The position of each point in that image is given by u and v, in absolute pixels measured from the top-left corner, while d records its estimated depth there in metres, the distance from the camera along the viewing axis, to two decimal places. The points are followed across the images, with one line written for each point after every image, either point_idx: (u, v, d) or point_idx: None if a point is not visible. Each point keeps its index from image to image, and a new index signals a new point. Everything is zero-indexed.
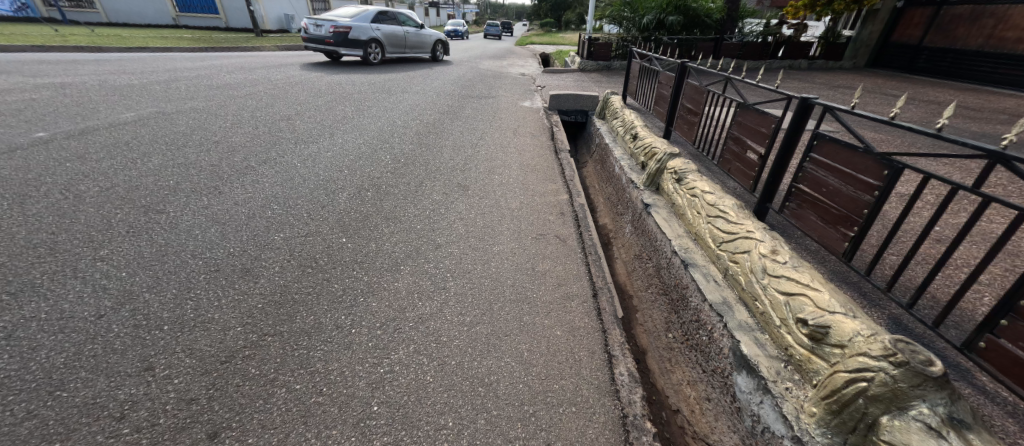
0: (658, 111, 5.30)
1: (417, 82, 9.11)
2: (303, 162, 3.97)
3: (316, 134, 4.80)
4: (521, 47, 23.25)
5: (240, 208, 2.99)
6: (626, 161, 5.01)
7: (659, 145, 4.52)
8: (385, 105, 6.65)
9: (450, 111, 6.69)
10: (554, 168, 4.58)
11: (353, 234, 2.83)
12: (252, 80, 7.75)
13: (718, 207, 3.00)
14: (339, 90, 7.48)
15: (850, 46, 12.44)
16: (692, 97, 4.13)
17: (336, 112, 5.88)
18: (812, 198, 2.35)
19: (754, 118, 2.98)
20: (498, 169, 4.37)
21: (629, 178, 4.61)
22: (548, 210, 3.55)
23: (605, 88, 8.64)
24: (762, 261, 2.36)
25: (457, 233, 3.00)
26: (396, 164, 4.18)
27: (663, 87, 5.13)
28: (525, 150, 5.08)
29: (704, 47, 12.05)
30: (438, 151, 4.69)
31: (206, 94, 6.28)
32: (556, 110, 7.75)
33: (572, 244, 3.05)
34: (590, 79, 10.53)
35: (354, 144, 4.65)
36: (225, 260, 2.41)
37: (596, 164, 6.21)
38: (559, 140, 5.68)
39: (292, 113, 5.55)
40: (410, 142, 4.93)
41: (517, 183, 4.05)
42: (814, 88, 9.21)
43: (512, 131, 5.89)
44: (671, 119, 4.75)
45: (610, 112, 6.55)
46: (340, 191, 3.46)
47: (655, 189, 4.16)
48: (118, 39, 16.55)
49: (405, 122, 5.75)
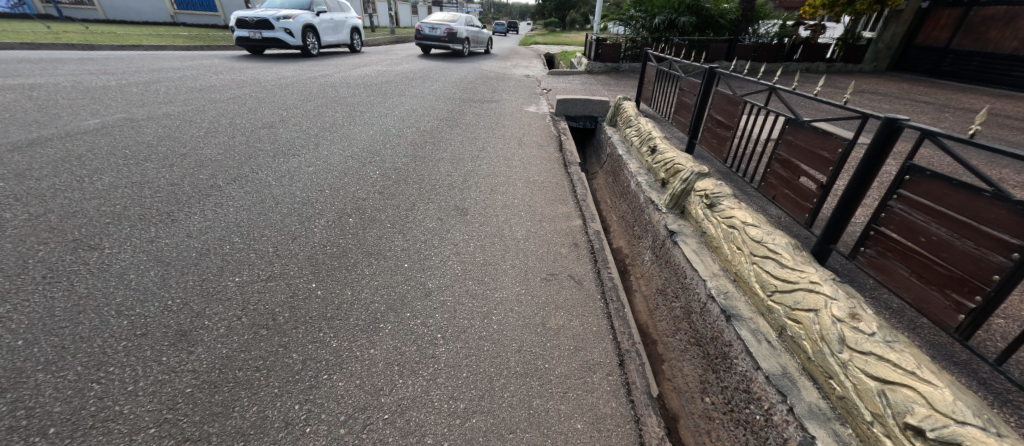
0: (679, 120, 4.78)
1: (416, 84, 8.58)
2: (279, 180, 3.49)
3: (299, 146, 4.31)
4: (524, 47, 22.67)
5: (192, 242, 2.50)
6: (644, 176, 4.51)
7: (683, 160, 4.00)
8: (380, 110, 6.18)
9: (450, 117, 6.20)
10: (564, 186, 4.08)
11: (327, 277, 2.34)
12: (239, 82, 7.27)
13: (766, 245, 2.49)
14: (331, 93, 6.97)
15: (870, 49, 11.89)
16: (724, 108, 3.61)
17: (325, 119, 5.38)
18: (902, 248, 1.86)
19: (812, 139, 2.47)
20: (501, 187, 3.86)
21: (648, 197, 4.10)
22: (559, 241, 3.04)
23: (615, 93, 8.13)
24: (837, 327, 1.86)
25: (451, 274, 2.50)
26: (385, 182, 3.68)
27: (684, 95, 4.62)
28: (532, 164, 4.57)
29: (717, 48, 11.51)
30: (433, 166, 4.19)
31: (185, 97, 5.79)
32: (563, 116, 7.26)
33: (588, 288, 2.55)
34: (598, 82, 9.99)
35: (340, 156, 4.16)
36: (157, 319, 1.91)
37: (607, 176, 5.72)
38: (568, 151, 5.18)
39: (275, 120, 5.05)
40: (403, 154, 4.42)
41: (523, 206, 3.53)
42: (838, 93, 8.67)
43: (517, 141, 5.37)
44: (695, 131, 4.23)
45: (623, 120, 6.03)
46: (318, 217, 2.97)
47: (680, 212, 3.66)
48: (111, 36, 16.13)
49: (400, 130, 5.25)
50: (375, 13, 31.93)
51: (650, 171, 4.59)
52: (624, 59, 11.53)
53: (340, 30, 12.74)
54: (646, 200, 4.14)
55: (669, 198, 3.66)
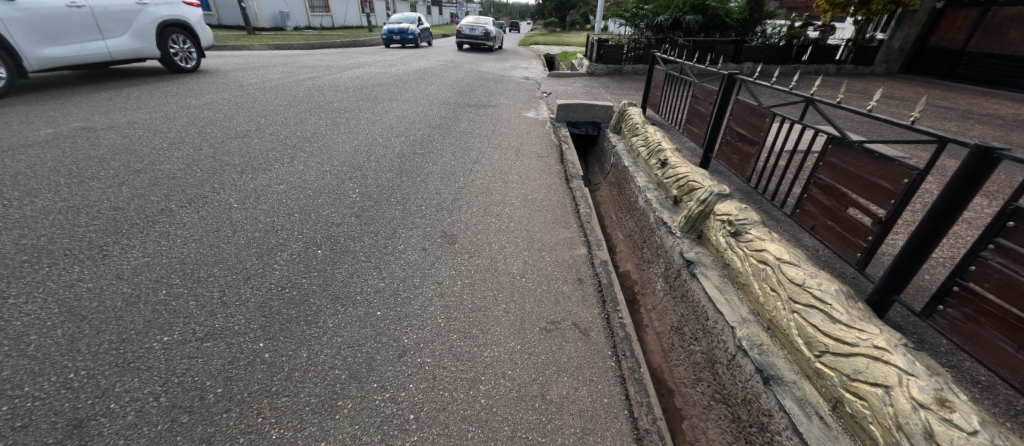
0: (690, 130, 4.38)
1: (410, 88, 8.16)
2: (243, 201, 3.07)
3: (273, 159, 3.90)
4: (524, 48, 22.21)
5: (121, 286, 2.08)
6: (654, 193, 4.10)
7: (699, 177, 3.60)
8: (368, 116, 5.77)
9: (443, 124, 5.79)
10: (566, 206, 3.66)
11: (279, 331, 1.92)
12: (222, 85, 6.86)
13: (809, 289, 2.08)
14: (317, 98, 6.56)
15: (882, 50, 11.50)
16: (746, 120, 3.20)
17: (307, 127, 4.96)
18: (1004, 315, 1.46)
19: (865, 163, 2.06)
20: (495, 207, 3.45)
21: (660, 216, 3.70)
22: (560, 276, 2.63)
23: (619, 97, 7.73)
24: (920, 415, 1.46)
25: (432, 326, 2.09)
26: (364, 203, 3.26)
27: (698, 102, 4.21)
28: (530, 179, 4.15)
29: (724, 49, 11.11)
30: (421, 182, 3.78)
31: (157, 103, 5.38)
32: (564, 122, 6.86)
33: (596, 342, 2.13)
34: (600, 85, 9.57)
35: (317, 171, 3.75)
36: (48, 403, 1.51)
37: (612, 189, 5.31)
38: (570, 162, 4.77)
39: (251, 129, 4.65)
40: (388, 168, 4.00)
41: (519, 231, 3.12)
42: (852, 97, 8.26)
43: (514, 152, 4.96)
44: (710, 143, 3.83)
45: (629, 128, 5.62)
46: (281, 248, 2.56)
47: (696, 236, 3.25)
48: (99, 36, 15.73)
49: (388, 141, 4.83)
50: (373, 12, 31.52)
51: (660, 186, 4.19)
52: (626, 60, 11.11)
53: (122, 28, 6.10)
54: (657, 220, 3.73)
55: (685, 221, 3.25)
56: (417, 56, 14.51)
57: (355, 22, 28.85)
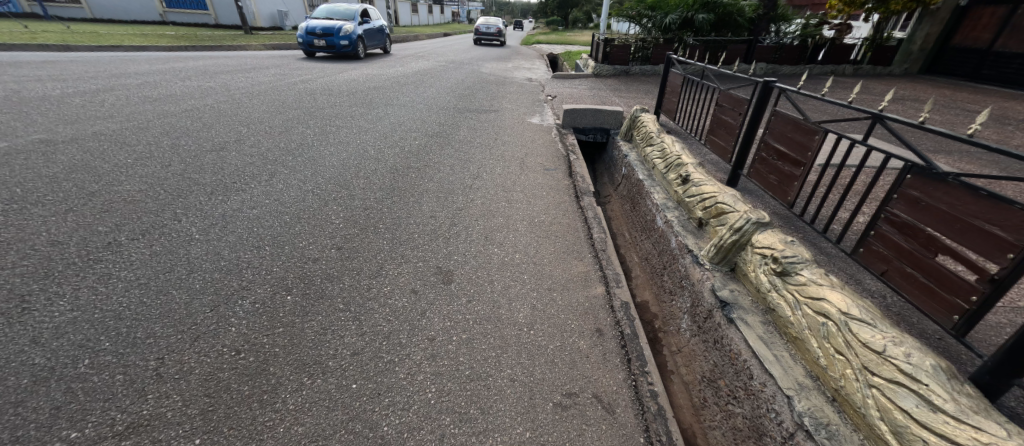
0: (713, 141, 3.95)
1: (407, 91, 7.73)
2: (206, 231, 2.66)
3: (250, 177, 3.49)
4: (526, 47, 21.61)
5: (34, 354, 1.68)
6: (675, 214, 3.68)
7: (729, 198, 3.18)
8: (361, 124, 5.37)
9: (441, 132, 5.38)
10: (578, 232, 3.24)
11: (223, 420, 1.52)
12: (207, 90, 6.46)
13: (893, 361, 1.67)
14: (308, 104, 6.14)
15: (901, 50, 11.01)
16: (787, 136, 2.79)
17: (292, 137, 4.56)
18: None
19: (969, 202, 1.65)
20: (497, 235, 3.03)
21: (683, 242, 3.28)
22: (575, 327, 2.22)
23: (628, 101, 7.30)
24: None
25: (419, 404, 1.68)
26: (347, 231, 2.86)
27: (722, 111, 3.77)
28: (536, 198, 3.73)
29: (735, 49, 10.66)
30: (415, 204, 3.37)
31: (132, 110, 4.98)
32: (571, 128, 6.45)
33: (623, 424, 1.72)
34: (607, 87, 9.12)
35: (298, 191, 3.34)
36: None
37: (625, 203, 4.89)
38: (580, 176, 4.37)
39: (230, 140, 4.24)
40: (378, 186, 3.59)
41: (526, 265, 2.70)
42: (874, 100, 7.83)
43: (518, 164, 4.53)
44: (740, 158, 3.41)
45: (643, 136, 5.18)
46: (243, 293, 2.15)
47: (729, 269, 2.83)
48: (92, 36, 15.35)
49: (380, 153, 4.41)
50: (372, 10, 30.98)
51: (681, 205, 3.77)
52: (634, 61, 10.69)
53: None
54: (680, 246, 3.31)
55: (715, 251, 2.84)
56: (417, 57, 14.07)
57: None
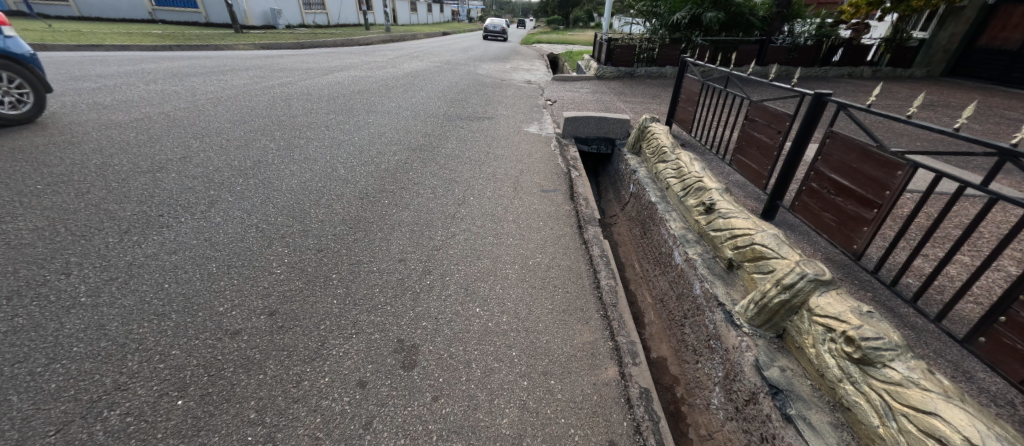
0: (741, 161, 3.32)
1: (395, 96, 7.10)
2: (97, 291, 2.04)
3: (183, 207, 2.88)
4: (526, 46, 20.89)
5: None
6: (698, 252, 3.05)
7: (769, 238, 2.53)
8: (335, 135, 4.76)
9: (426, 144, 4.76)
10: (581, 281, 2.61)
11: None
12: (169, 95, 5.84)
13: None
14: (279, 111, 5.51)
15: (923, 51, 10.37)
16: (852, 166, 2.16)
17: (250, 153, 3.95)
18: None
19: None
20: (480, 288, 2.41)
21: (710, 289, 2.66)
22: (579, 442, 1.61)
23: (635, 108, 6.70)
24: None
25: None
26: (291, 285, 2.25)
27: (753, 126, 3.13)
28: (531, 232, 3.11)
29: (747, 50, 10.03)
30: (383, 242, 2.75)
31: (71, 121, 4.36)
32: (573, 138, 5.85)
33: None
34: (611, 91, 8.49)
35: (238, 225, 2.72)
36: None
37: (635, 227, 4.29)
38: (582, 200, 3.76)
39: (174, 159, 3.63)
40: (342, 218, 2.98)
41: (515, 335, 2.08)
42: (903, 107, 7.21)
43: (511, 185, 3.90)
44: (779, 185, 2.78)
45: (654, 150, 4.57)
46: (115, 398, 1.55)
47: (775, 335, 2.21)
48: (74, 35, 14.79)
49: (351, 173, 3.79)
50: (370, 8, 30.42)
51: (704, 238, 3.14)
52: (639, 62, 10.06)
53: None
54: (706, 295, 2.69)
55: (757, 309, 2.22)
56: (410, 57, 13.42)
57: (351, 19, 27.73)
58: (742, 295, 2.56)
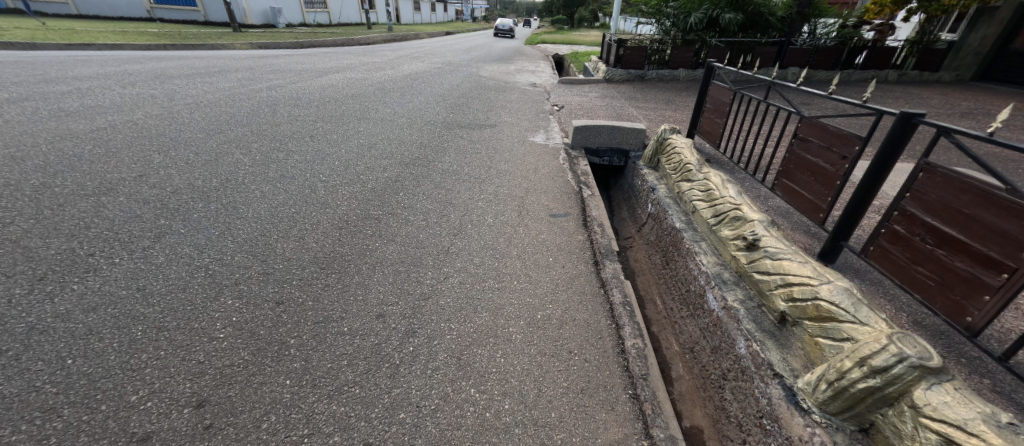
0: (788, 186, 2.82)
1: (391, 101, 6.62)
2: None
3: (121, 241, 2.41)
4: (530, 46, 20.39)
5: None
6: (739, 298, 2.54)
7: (840, 294, 2.02)
8: (320, 146, 4.28)
9: (420, 157, 4.28)
10: (601, 342, 2.12)
11: None
12: (144, 99, 5.37)
13: None
14: (261, 118, 5.03)
15: (952, 54, 9.79)
16: (962, 212, 1.68)
17: (218, 170, 3.48)
18: None
19: None
20: (475, 356, 1.93)
21: (760, 353, 2.16)
22: None
23: (650, 116, 6.20)
24: None
25: None
26: (234, 355, 1.76)
27: (806, 146, 2.62)
28: (538, 271, 2.62)
29: (765, 52, 9.49)
30: (360, 287, 2.27)
31: (22, 131, 3.90)
32: (583, 148, 5.36)
33: None
34: (622, 95, 7.98)
35: (183, 267, 2.24)
36: None
37: (656, 254, 3.80)
38: (596, 227, 3.28)
39: (127, 178, 3.16)
40: (315, 254, 2.51)
41: (520, 432, 1.60)
42: (940, 116, 6.67)
43: (515, 208, 3.41)
44: (844, 222, 2.27)
45: (676, 167, 4.06)
46: None
47: (857, 428, 1.73)
48: (65, 34, 14.35)
49: (333, 194, 3.30)
50: (373, 8, 30.04)
51: (745, 279, 2.63)
52: (651, 65, 9.56)
53: None
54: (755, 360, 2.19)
55: (833, 393, 1.73)
56: (411, 57, 12.94)
57: (353, 18, 27.33)
58: (803, 363, 2.06)
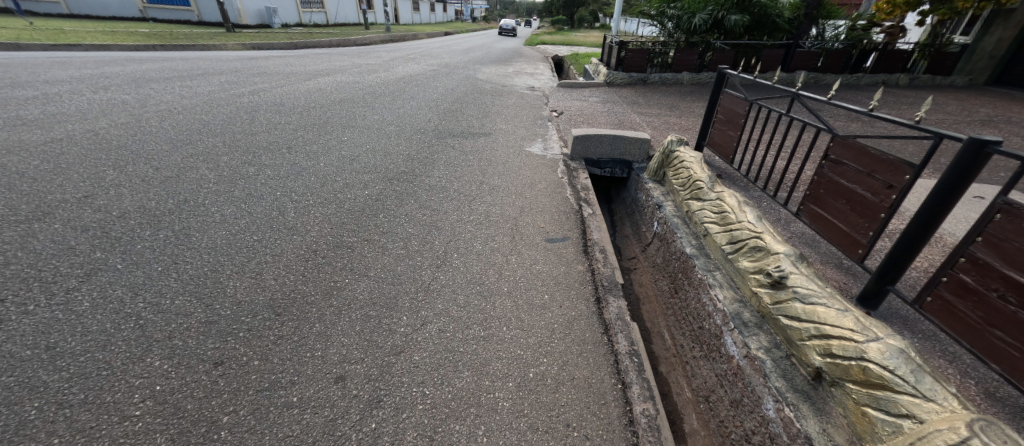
0: (816, 212, 2.47)
1: (381, 106, 6.27)
2: None
3: (41, 281, 2.06)
4: (529, 47, 20.07)
5: None
6: (764, 346, 2.19)
7: (894, 358, 1.68)
8: (297, 159, 3.93)
9: (406, 171, 3.93)
10: (604, 409, 1.79)
11: None
12: (114, 106, 5.01)
13: None
14: (238, 127, 4.69)
15: (965, 57, 9.46)
16: None
17: (177, 189, 3.12)
18: None
19: None
20: (450, 435, 1.59)
21: (795, 423, 1.81)
22: None
23: (654, 124, 5.86)
24: None
25: None
26: (148, 443, 1.43)
27: (841, 169, 2.27)
28: (531, 313, 2.27)
29: (771, 55, 9.17)
30: (320, 339, 1.92)
31: None
32: (583, 159, 5.01)
33: None
34: (624, 100, 7.63)
35: (108, 317, 1.90)
36: None
37: (663, 280, 3.45)
38: (597, 253, 2.93)
39: (70, 200, 2.80)
40: (272, 294, 2.16)
41: None
42: (959, 124, 6.33)
43: (507, 231, 3.07)
44: (890, 262, 1.93)
45: (684, 182, 3.70)
46: None
47: None
48: (52, 34, 13.93)
49: (304, 217, 2.95)
50: (371, 8, 29.66)
51: (770, 321, 2.29)
52: (653, 68, 9.23)
53: None
54: (788, 429, 1.84)
55: None
56: (405, 59, 12.57)
57: (351, 19, 26.94)
58: (847, 436, 1.71)
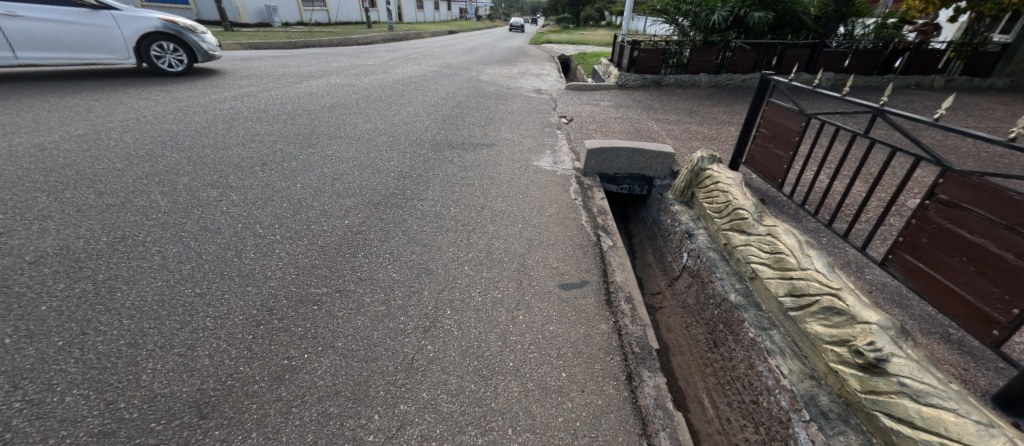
0: (914, 265, 1.91)
1: (375, 113, 5.73)
2: None
3: None
4: (535, 46, 19.46)
5: None
6: None
7: None
8: (269, 180, 3.39)
9: (395, 194, 3.38)
10: None
11: None
12: (75, 115, 4.49)
13: None
14: (211, 140, 4.16)
15: (1005, 57, 8.79)
16: None
17: (115, 223, 2.58)
18: None
19: None
20: None
21: None
22: None
23: (674, 133, 5.29)
24: None
25: None
26: None
27: (960, 215, 1.70)
28: (545, 403, 1.73)
29: (794, 55, 8.55)
30: None
31: None
32: (598, 174, 4.45)
33: None
34: (639, 105, 7.06)
35: None
36: None
37: (698, 328, 2.88)
38: (623, 305, 2.38)
39: None
40: (200, 381, 1.63)
41: None
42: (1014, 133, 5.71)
43: (513, 274, 2.52)
44: None
45: (721, 208, 3.13)
46: None
47: None
48: None
49: (265, 259, 2.42)
50: (374, 7, 29.09)
51: (860, 414, 1.73)
52: (668, 68, 8.66)
53: None
54: None
55: None
56: (406, 59, 12.02)
57: (353, 18, 26.41)
58: None
